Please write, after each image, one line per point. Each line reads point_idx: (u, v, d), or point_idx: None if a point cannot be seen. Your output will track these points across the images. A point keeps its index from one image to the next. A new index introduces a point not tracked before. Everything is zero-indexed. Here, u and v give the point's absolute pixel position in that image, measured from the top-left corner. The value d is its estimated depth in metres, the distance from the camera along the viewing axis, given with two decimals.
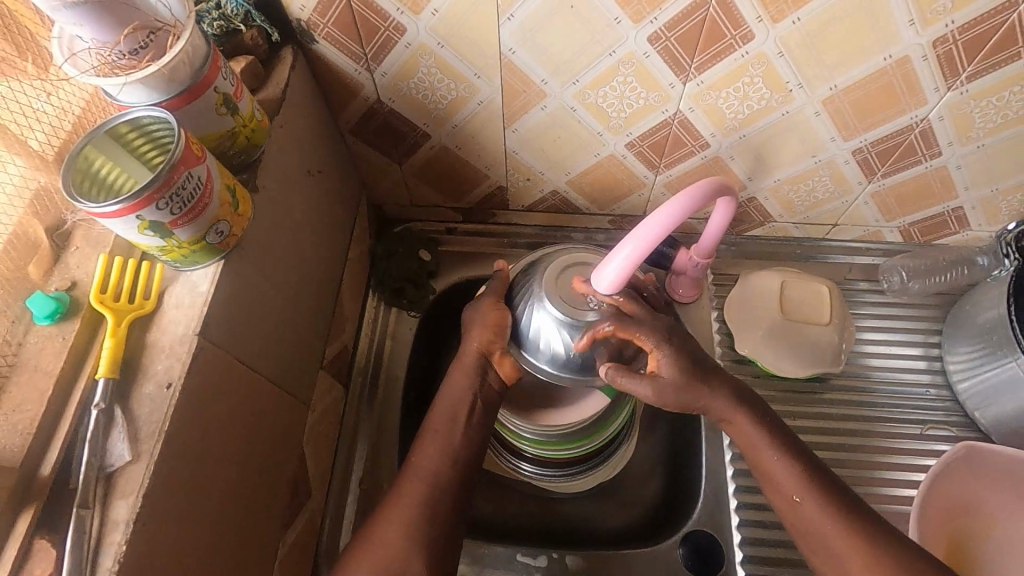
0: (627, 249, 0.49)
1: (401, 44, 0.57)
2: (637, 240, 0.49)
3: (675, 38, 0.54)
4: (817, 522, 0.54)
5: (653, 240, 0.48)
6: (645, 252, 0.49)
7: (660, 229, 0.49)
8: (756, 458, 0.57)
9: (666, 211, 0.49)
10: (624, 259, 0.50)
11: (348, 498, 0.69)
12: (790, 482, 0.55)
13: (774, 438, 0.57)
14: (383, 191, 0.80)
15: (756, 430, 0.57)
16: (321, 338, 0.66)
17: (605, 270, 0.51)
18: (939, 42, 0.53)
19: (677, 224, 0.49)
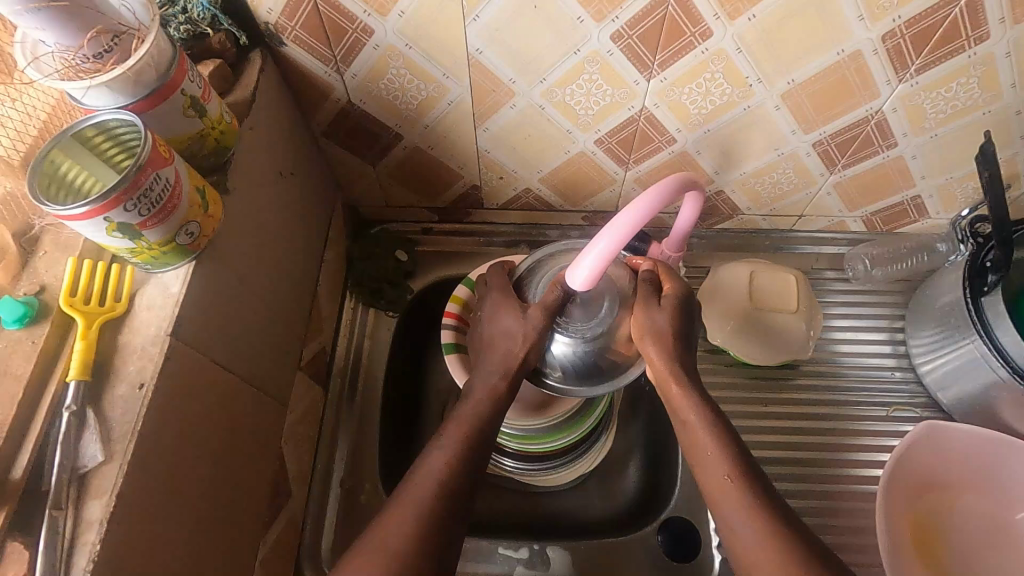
0: (599, 245, 0.50)
1: (369, 46, 0.58)
2: (609, 235, 0.50)
3: (637, 36, 0.56)
4: (734, 505, 0.49)
5: (624, 236, 0.50)
6: (618, 249, 0.50)
7: (630, 224, 0.50)
8: (688, 436, 0.54)
9: (635, 207, 0.50)
10: (597, 255, 0.51)
11: (330, 498, 0.70)
12: (717, 463, 0.51)
13: (712, 417, 0.53)
14: (358, 193, 0.80)
15: (692, 408, 0.54)
16: (297, 339, 0.66)
17: (580, 266, 0.52)
18: (888, 37, 0.55)
19: (646, 220, 0.50)
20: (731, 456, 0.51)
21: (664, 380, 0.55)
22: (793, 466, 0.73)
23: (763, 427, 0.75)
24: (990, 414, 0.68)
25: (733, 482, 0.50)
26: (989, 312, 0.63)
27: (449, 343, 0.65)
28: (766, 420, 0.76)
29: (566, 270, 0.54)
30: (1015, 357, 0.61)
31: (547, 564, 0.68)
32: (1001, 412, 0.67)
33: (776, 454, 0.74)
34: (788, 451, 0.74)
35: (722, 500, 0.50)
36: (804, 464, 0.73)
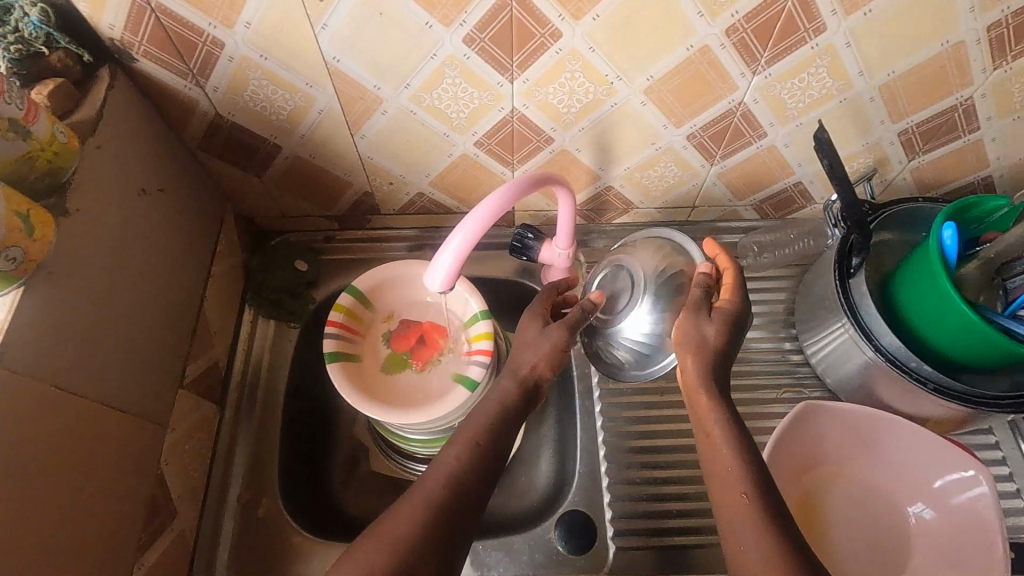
0: (455, 241, 0.53)
1: (223, 58, 0.58)
2: (464, 232, 0.53)
3: (488, 39, 0.56)
4: (743, 521, 0.47)
5: (477, 231, 0.53)
6: (472, 241, 0.54)
7: (482, 221, 0.54)
8: (710, 450, 0.52)
9: (486, 205, 0.54)
10: (453, 252, 0.54)
11: (226, 514, 0.69)
12: (733, 479, 0.50)
13: (734, 432, 0.52)
14: (251, 205, 0.79)
15: (717, 421, 0.53)
16: (179, 357, 0.65)
17: (437, 265, 0.55)
18: (730, 31, 0.56)
19: (497, 217, 0.55)
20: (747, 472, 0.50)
21: (695, 392, 0.55)
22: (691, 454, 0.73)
23: (662, 420, 0.75)
24: (867, 391, 0.70)
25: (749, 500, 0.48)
26: (855, 293, 0.65)
27: (332, 352, 0.64)
28: (660, 412, 0.75)
29: (424, 273, 0.56)
30: (878, 335, 0.64)
31: None
32: (876, 388, 0.69)
33: (672, 443, 0.74)
34: (685, 440, 0.74)
35: (733, 516, 0.48)
36: None
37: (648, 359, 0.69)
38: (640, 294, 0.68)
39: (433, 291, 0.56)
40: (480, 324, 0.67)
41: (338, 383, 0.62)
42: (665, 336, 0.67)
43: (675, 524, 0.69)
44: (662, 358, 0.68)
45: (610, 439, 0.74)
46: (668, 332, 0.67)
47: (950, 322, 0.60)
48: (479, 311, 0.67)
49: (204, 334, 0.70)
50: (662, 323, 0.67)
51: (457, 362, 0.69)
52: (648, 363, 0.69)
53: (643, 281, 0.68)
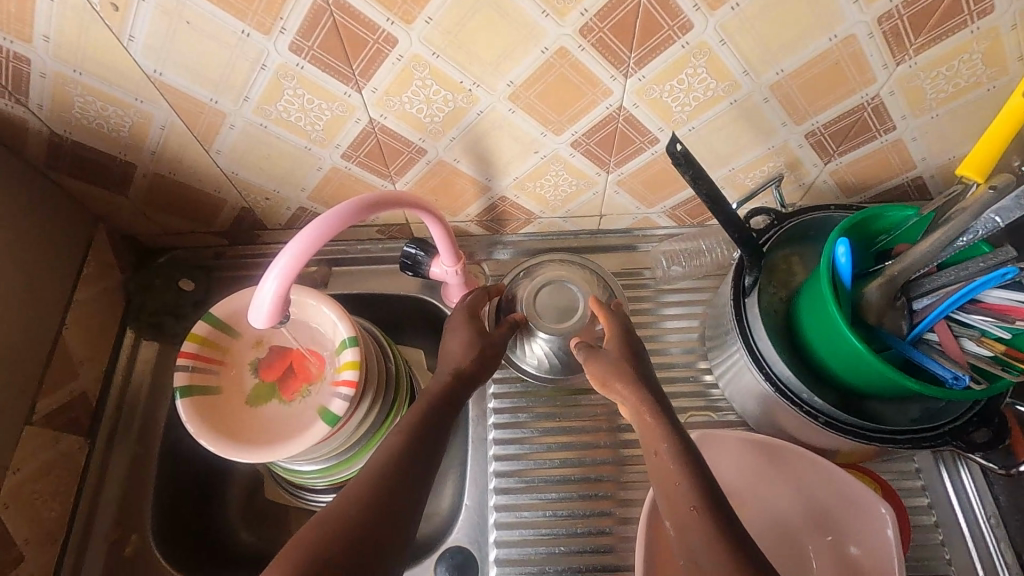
0: (277, 266, 0.49)
1: (34, 74, 0.53)
2: (288, 254, 0.49)
3: (317, 47, 0.51)
4: (698, 535, 0.44)
5: (301, 253, 0.49)
6: (297, 264, 0.49)
7: (311, 241, 0.49)
8: (659, 468, 0.49)
9: (316, 224, 0.50)
10: (277, 278, 0.49)
11: (92, 552, 0.66)
12: (682, 493, 0.47)
13: (679, 442, 0.50)
14: (128, 223, 0.75)
15: (660, 437, 0.50)
16: (24, 393, 0.61)
17: (261, 294, 0.50)
18: (585, 31, 0.50)
19: (330, 236, 0.50)
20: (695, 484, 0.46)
21: (636, 411, 0.53)
22: (585, 484, 0.69)
23: (556, 446, 0.71)
24: (770, 418, 0.64)
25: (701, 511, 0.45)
26: (749, 314, 0.60)
27: (182, 386, 0.60)
28: (558, 438, 0.71)
29: (249, 307, 0.51)
30: (770, 361, 0.58)
31: None
32: (777, 416, 0.63)
33: (563, 473, 0.69)
34: (581, 470, 0.69)
35: (689, 535, 0.44)
36: (595, 483, 0.69)
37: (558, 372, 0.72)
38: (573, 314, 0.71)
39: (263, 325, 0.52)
40: (347, 352, 0.63)
41: (186, 419, 0.58)
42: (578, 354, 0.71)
43: (561, 560, 0.65)
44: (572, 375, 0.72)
45: (501, 468, 0.70)
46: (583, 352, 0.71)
47: (839, 347, 0.54)
48: (347, 337, 0.63)
49: (64, 364, 0.67)
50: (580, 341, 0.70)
51: (324, 393, 0.64)
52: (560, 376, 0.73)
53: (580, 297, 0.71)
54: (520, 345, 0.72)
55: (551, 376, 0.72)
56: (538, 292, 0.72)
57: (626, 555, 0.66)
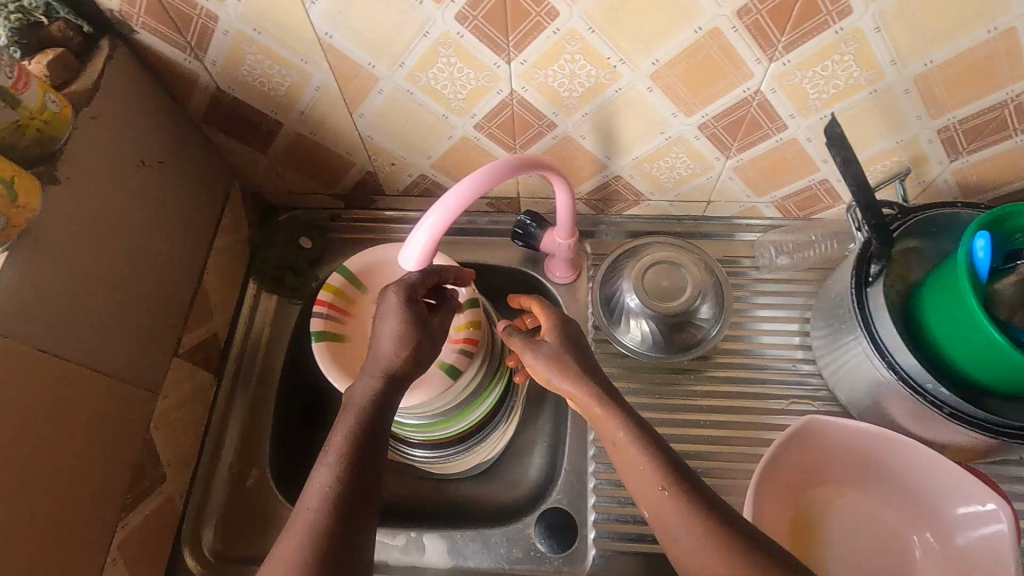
0: (428, 221, 0.52)
1: (218, 32, 0.57)
2: (438, 212, 0.52)
3: (482, 17, 0.54)
4: (676, 517, 0.48)
5: (451, 213, 0.51)
6: (446, 224, 0.52)
7: (460, 201, 0.52)
8: (619, 457, 0.53)
9: (464, 184, 0.52)
10: (427, 234, 0.53)
11: (216, 482, 0.71)
12: (652, 476, 0.50)
13: (639, 432, 0.53)
14: (259, 181, 0.80)
15: (617, 426, 0.54)
16: (174, 328, 0.67)
17: (411, 243, 0.53)
18: (743, 13, 0.52)
19: (476, 197, 0.52)
20: (661, 473, 0.50)
21: (583, 401, 0.56)
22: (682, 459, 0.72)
23: (654, 421, 0.74)
24: (879, 409, 0.65)
25: (669, 495, 0.49)
26: (871, 304, 0.60)
27: (318, 331, 0.65)
28: (653, 414, 0.74)
29: (400, 250, 0.55)
30: (894, 351, 0.59)
31: (422, 550, 0.68)
32: (889, 407, 0.63)
33: None
34: (678, 444, 0.73)
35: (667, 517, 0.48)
36: (695, 458, 0.72)
37: (649, 349, 0.75)
38: (680, 296, 0.71)
39: (411, 276, 0.55)
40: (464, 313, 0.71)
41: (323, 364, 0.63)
42: (676, 334, 0.73)
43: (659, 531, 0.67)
44: (667, 352, 0.75)
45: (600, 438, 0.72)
46: (682, 333, 0.73)
47: (971, 340, 0.54)
48: None
49: (203, 306, 0.72)
50: (676, 322, 0.72)
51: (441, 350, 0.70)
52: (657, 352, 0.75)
53: (693, 280, 0.72)
54: (619, 320, 0.75)
55: (649, 352, 0.75)
56: (643, 274, 0.72)
57: None
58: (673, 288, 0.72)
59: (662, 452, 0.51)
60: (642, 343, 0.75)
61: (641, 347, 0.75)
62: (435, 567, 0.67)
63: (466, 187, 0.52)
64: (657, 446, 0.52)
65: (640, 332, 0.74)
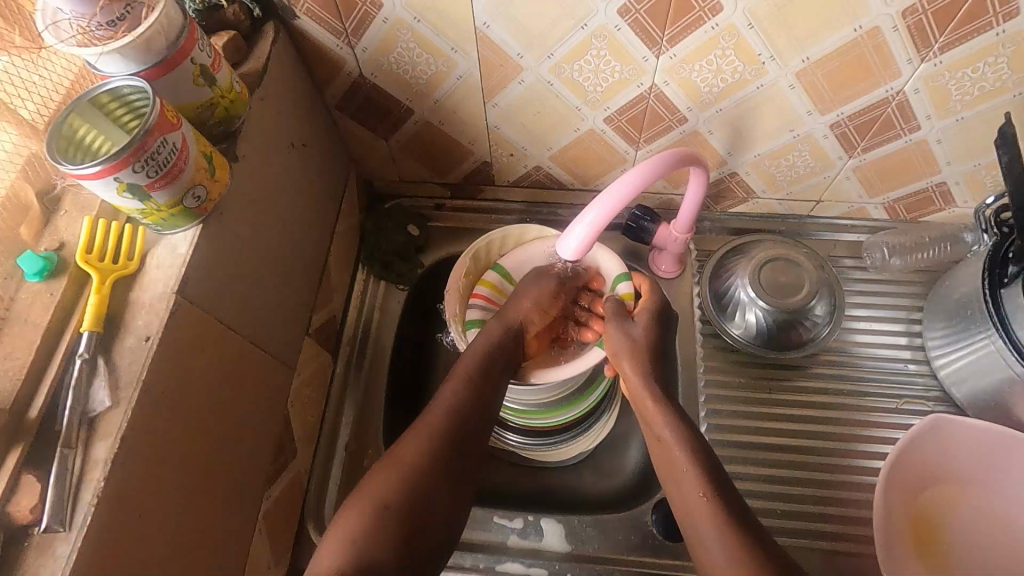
0: (590, 215, 0.53)
1: (378, 19, 0.59)
2: (600, 207, 0.53)
3: (645, 11, 0.55)
4: (704, 519, 0.52)
5: (613, 208, 0.53)
6: (607, 218, 0.53)
7: (623, 196, 0.53)
8: (662, 452, 0.58)
9: (628, 179, 0.53)
10: (587, 226, 0.54)
11: (335, 461, 0.72)
12: (689, 479, 0.55)
13: (686, 435, 0.57)
14: (372, 167, 0.82)
15: (667, 426, 0.58)
16: (306, 308, 0.68)
17: (571, 234, 0.55)
18: (908, 12, 0.53)
19: (638, 192, 0.53)
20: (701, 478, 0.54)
21: (641, 397, 0.61)
22: (794, 453, 0.72)
23: (764, 415, 0.74)
24: (1004, 408, 0.67)
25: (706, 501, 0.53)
26: (1007, 305, 0.61)
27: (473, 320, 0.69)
28: (766, 409, 0.75)
29: (558, 240, 0.57)
30: None
31: (541, 535, 0.69)
32: (1014, 408, 0.65)
33: (780, 443, 0.73)
34: (791, 440, 0.73)
35: (695, 518, 0.53)
36: (806, 453, 0.72)
37: (761, 343, 0.76)
38: (796, 296, 0.72)
39: (564, 263, 0.57)
40: (622, 285, 0.69)
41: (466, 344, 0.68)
42: (789, 330, 0.74)
43: (779, 522, 0.69)
44: (779, 347, 0.76)
45: (712, 430, 0.73)
46: (796, 329, 0.74)
47: None
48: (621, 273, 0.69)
49: (326, 287, 0.73)
50: (790, 319, 0.73)
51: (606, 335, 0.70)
52: (767, 346, 0.76)
53: (810, 279, 0.73)
54: (728, 312, 0.77)
55: (757, 345, 0.76)
56: (760, 270, 0.73)
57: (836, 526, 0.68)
58: (789, 287, 0.73)
59: (706, 461, 0.55)
60: (755, 336, 0.76)
61: (753, 339, 0.76)
62: (554, 551, 0.68)
63: (629, 183, 0.52)
64: (699, 453, 0.56)
65: (754, 326, 0.75)
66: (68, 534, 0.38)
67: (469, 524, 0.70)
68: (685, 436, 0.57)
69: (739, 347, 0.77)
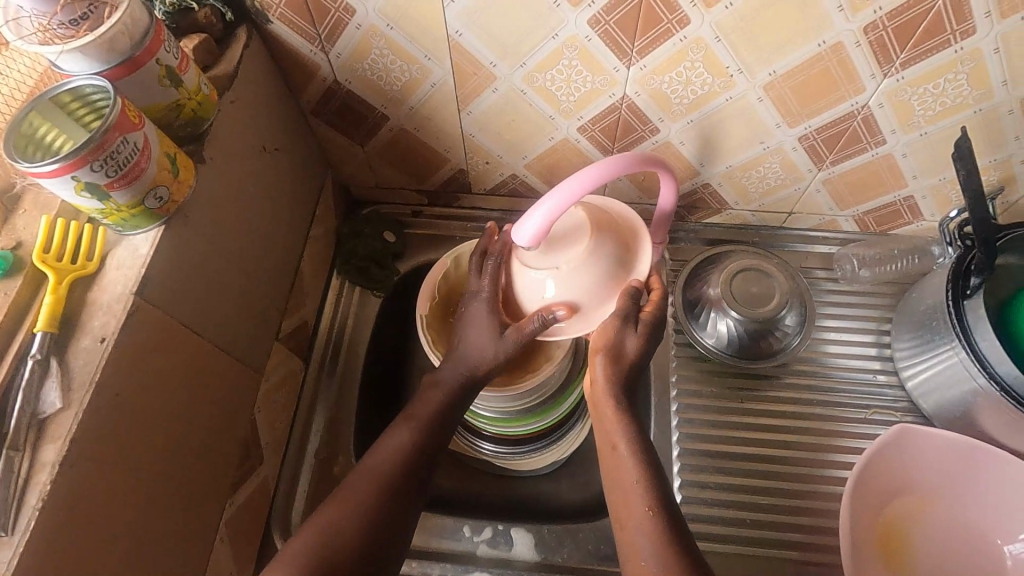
0: (546, 204, 0.50)
1: (352, 25, 0.59)
2: (557, 197, 0.50)
3: (614, 22, 0.56)
4: (642, 527, 0.50)
5: (570, 197, 0.49)
6: (564, 208, 0.50)
7: (581, 188, 0.50)
8: (614, 467, 0.55)
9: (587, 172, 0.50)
10: (544, 213, 0.51)
11: (304, 469, 0.71)
12: (635, 486, 0.52)
13: (641, 447, 0.54)
14: (349, 172, 0.82)
15: (622, 434, 0.55)
16: (277, 313, 0.68)
17: (526, 224, 0.52)
18: (870, 28, 0.54)
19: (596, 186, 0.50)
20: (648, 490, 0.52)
21: (608, 436, 0.56)
22: (766, 464, 0.73)
23: (736, 425, 0.75)
24: (968, 420, 0.67)
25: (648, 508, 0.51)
26: (970, 315, 0.62)
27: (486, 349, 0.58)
28: (739, 420, 0.75)
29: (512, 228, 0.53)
30: (994, 363, 0.60)
31: (511, 544, 0.68)
32: (979, 418, 0.65)
33: (752, 451, 0.73)
34: (761, 450, 0.73)
35: (636, 531, 0.50)
36: (778, 463, 0.72)
37: (734, 354, 0.77)
38: (768, 304, 0.73)
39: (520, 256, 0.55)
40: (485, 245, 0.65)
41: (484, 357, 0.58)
42: (761, 340, 0.75)
43: (746, 532, 0.69)
44: (750, 357, 0.76)
45: (684, 439, 0.74)
46: (767, 338, 0.75)
47: None
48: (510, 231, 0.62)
49: (298, 292, 0.73)
50: (760, 328, 0.74)
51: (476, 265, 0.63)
52: (739, 356, 0.77)
53: (781, 287, 0.73)
54: (700, 320, 0.78)
55: (730, 355, 0.77)
56: (731, 278, 0.74)
57: (801, 535, 0.69)
58: (759, 294, 0.73)
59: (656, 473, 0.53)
60: (729, 345, 0.76)
61: (725, 349, 0.77)
62: (524, 560, 0.67)
63: (586, 176, 0.50)
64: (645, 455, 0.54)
65: (725, 336, 0.76)
66: (11, 539, 0.37)
67: (439, 534, 0.69)
68: (635, 446, 0.54)
69: (710, 356, 0.78)
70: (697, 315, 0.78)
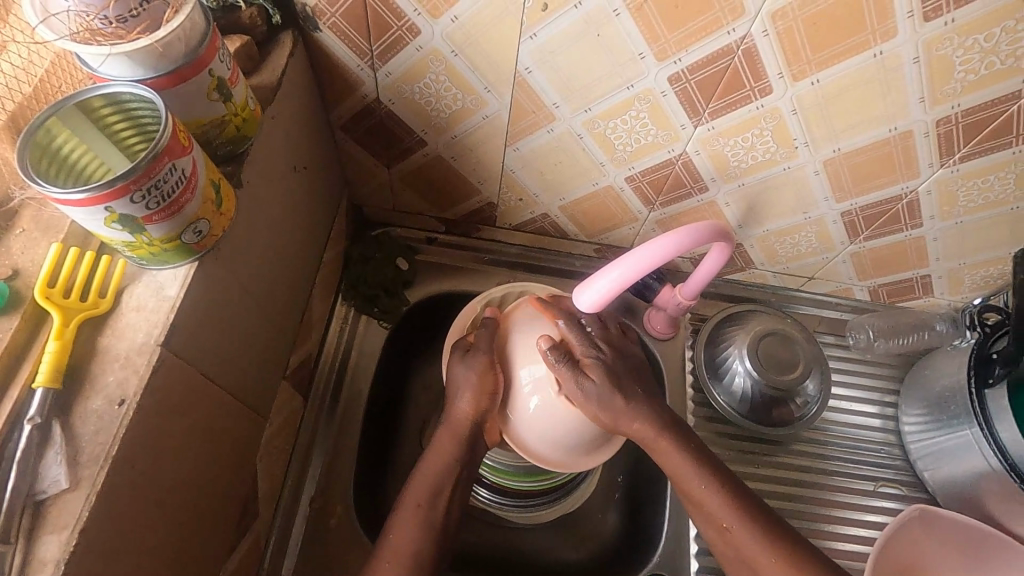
0: (614, 272, 0.50)
1: (412, 46, 0.54)
2: (627, 266, 0.49)
3: (695, 81, 0.53)
4: None
5: (642, 268, 0.49)
6: (634, 277, 0.50)
7: (651, 258, 0.50)
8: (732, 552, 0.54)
9: (658, 244, 0.50)
10: (611, 280, 0.50)
11: (297, 519, 0.64)
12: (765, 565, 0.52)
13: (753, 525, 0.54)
14: (364, 191, 0.75)
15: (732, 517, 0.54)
16: (286, 347, 0.61)
17: (589, 288, 0.52)
18: (942, 122, 0.54)
19: (665, 259, 0.50)
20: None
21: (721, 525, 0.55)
22: None
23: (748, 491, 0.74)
24: (976, 502, 0.69)
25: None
26: (992, 405, 0.65)
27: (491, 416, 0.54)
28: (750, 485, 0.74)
29: (575, 288, 0.53)
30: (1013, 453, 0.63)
31: None
32: (985, 501, 0.67)
33: None
34: None
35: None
36: None
37: (754, 421, 0.76)
38: (795, 372, 0.73)
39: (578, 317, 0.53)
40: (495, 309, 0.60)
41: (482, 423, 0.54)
42: (783, 407, 0.75)
43: None
44: (769, 424, 0.76)
45: None
46: (789, 405, 0.75)
47: None
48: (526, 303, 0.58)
49: (305, 323, 0.66)
50: (784, 394, 0.73)
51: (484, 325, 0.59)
52: (759, 422, 0.76)
53: (807, 353, 0.73)
54: (722, 381, 0.76)
55: (748, 419, 0.76)
56: (757, 341, 0.73)
57: None
58: (787, 358, 0.73)
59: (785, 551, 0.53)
60: (750, 411, 0.76)
61: (746, 413, 0.76)
62: None
63: (662, 246, 0.50)
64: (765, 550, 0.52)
65: (747, 400, 0.75)
66: None
67: None
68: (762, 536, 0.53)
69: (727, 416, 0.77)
70: (721, 377, 0.77)
